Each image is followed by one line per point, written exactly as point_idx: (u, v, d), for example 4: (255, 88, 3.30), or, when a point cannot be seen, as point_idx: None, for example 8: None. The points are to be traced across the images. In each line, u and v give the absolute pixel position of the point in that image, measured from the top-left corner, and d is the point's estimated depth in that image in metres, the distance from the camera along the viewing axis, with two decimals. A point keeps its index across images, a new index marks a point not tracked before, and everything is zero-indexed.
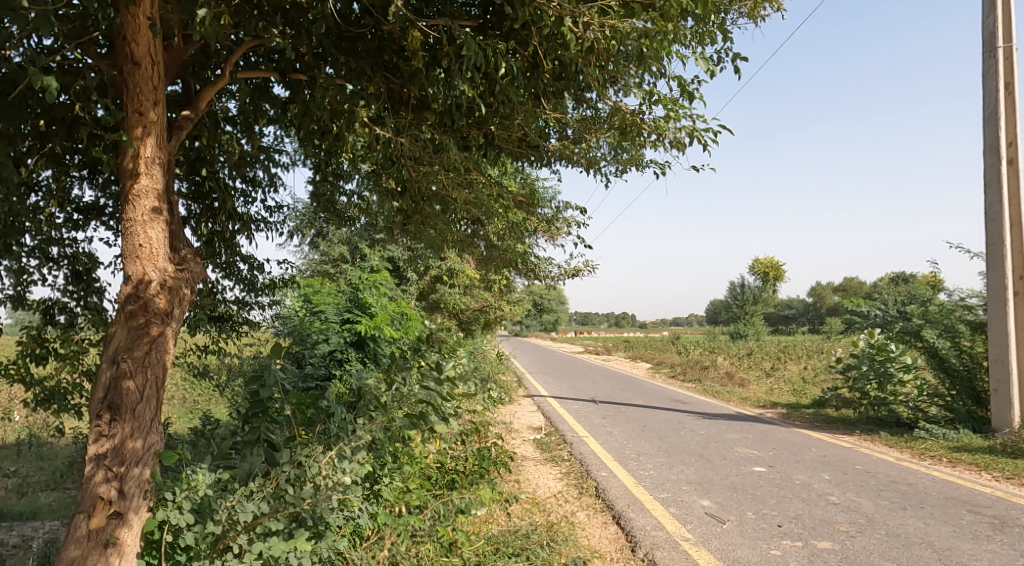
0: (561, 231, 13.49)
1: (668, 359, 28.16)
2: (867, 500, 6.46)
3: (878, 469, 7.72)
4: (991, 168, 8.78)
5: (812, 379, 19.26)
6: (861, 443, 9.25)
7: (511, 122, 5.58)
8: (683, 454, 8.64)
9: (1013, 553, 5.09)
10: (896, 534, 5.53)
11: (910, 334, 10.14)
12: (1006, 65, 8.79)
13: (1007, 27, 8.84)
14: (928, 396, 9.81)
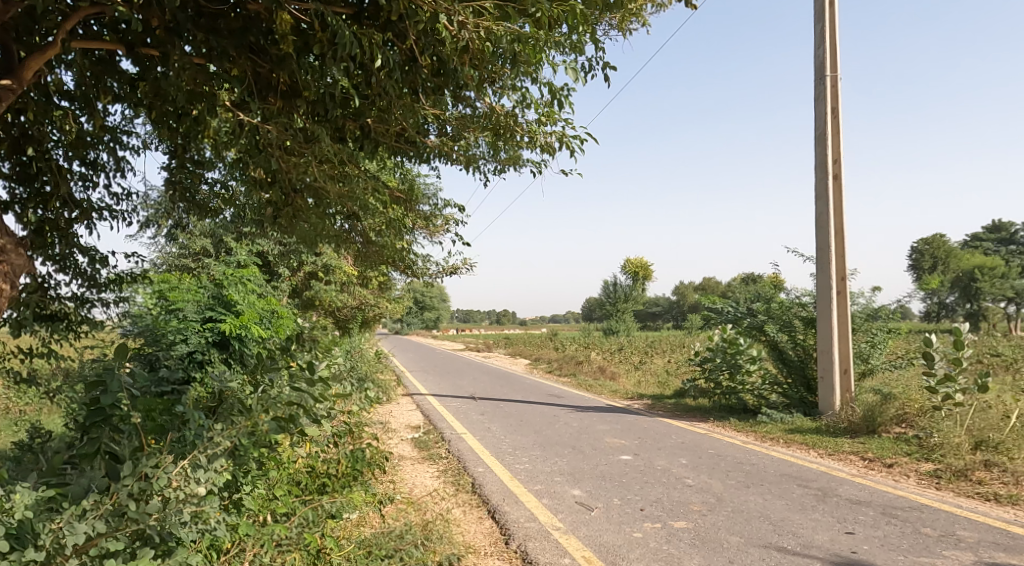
0: (440, 229, 13.41)
1: (546, 355, 28.90)
2: (717, 481, 6.97)
3: (728, 452, 8.37)
4: (821, 182, 9.74)
5: (676, 371, 20.61)
6: (714, 429, 9.99)
7: (389, 116, 5.47)
8: (558, 447, 8.89)
9: (833, 520, 5.69)
10: (740, 509, 6.01)
11: (756, 329, 10.92)
12: (833, 92, 9.79)
13: (834, 58, 9.85)
14: (769, 384, 10.89)
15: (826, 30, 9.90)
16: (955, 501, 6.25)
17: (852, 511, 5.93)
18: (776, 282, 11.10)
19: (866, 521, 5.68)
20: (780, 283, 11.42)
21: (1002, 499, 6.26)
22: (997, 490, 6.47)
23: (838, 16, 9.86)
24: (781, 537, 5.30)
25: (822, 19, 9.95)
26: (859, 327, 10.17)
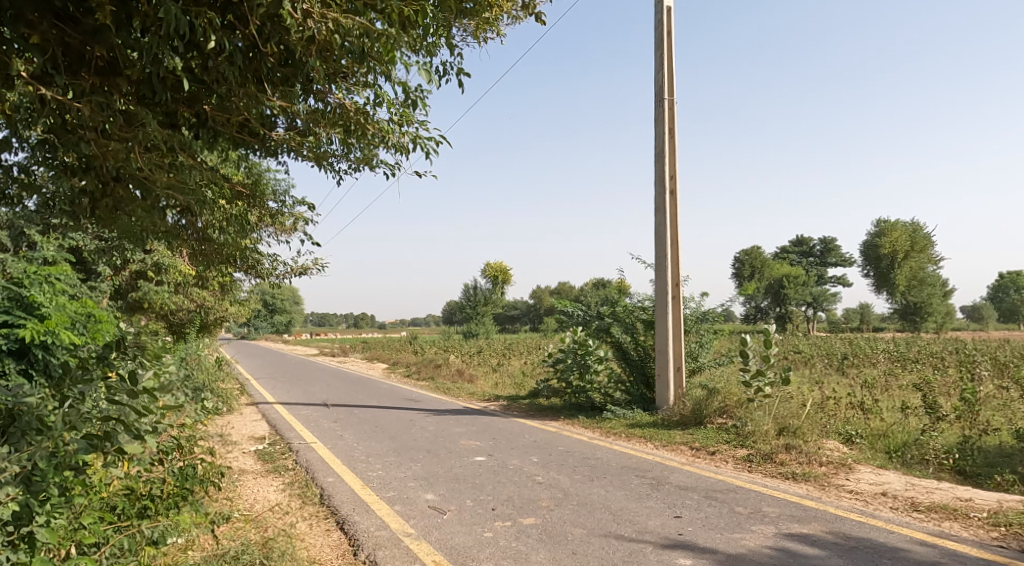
0: (288, 227, 12.75)
1: (404, 359, 28.49)
2: (565, 476, 7.22)
3: (576, 448, 8.71)
4: (659, 196, 10.46)
5: (532, 372, 21.18)
6: (564, 426, 10.37)
7: (229, 104, 5.11)
8: (412, 451, 8.77)
9: (663, 506, 6.11)
10: (585, 502, 6.27)
11: (603, 331, 11.50)
12: (669, 113, 10.55)
13: (671, 82, 10.61)
14: (614, 383, 11.50)
15: (664, 56, 10.65)
16: (763, 481, 6.96)
17: (680, 496, 6.40)
18: (622, 287, 11.92)
19: (691, 505, 6.16)
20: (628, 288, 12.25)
21: (798, 476, 7.08)
22: (795, 469, 7.31)
23: (674, 45, 10.65)
24: (620, 526, 5.60)
25: (661, 46, 10.69)
26: (689, 328, 11.03)
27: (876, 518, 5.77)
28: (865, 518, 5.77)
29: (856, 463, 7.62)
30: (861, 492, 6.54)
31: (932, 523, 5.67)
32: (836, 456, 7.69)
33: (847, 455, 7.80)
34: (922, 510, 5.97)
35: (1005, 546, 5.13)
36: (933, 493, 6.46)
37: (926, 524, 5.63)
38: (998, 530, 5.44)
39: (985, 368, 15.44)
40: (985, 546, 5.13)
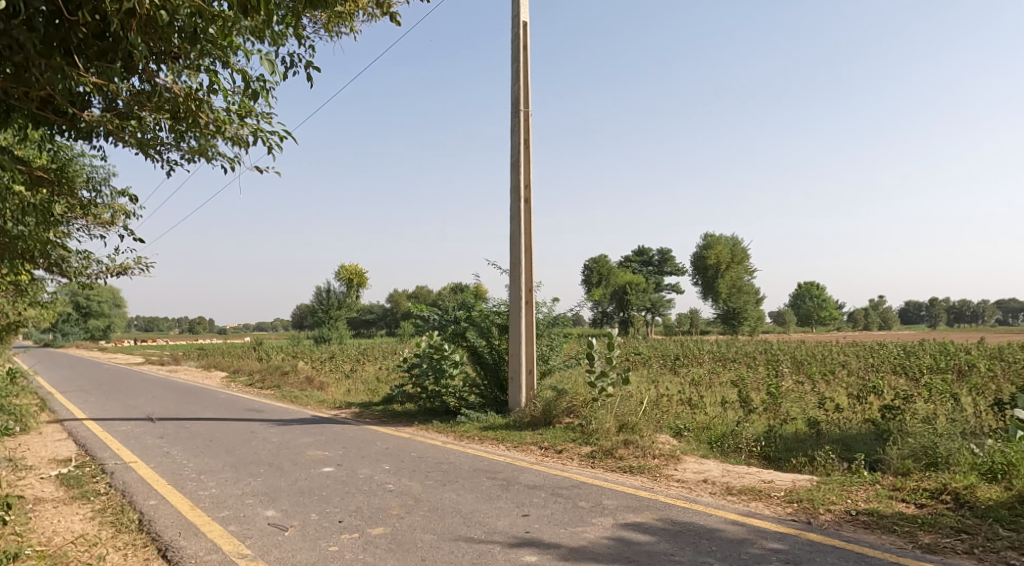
0: (105, 221, 11.34)
1: (247, 366, 26.62)
2: (417, 482, 6.98)
3: (429, 453, 8.49)
4: (515, 205, 10.54)
5: (386, 378, 20.62)
6: (418, 432, 10.10)
7: (28, 76, 4.35)
8: (251, 466, 8.09)
9: (513, 505, 6.08)
10: (436, 507, 6.08)
11: (459, 335, 11.42)
12: (526, 125, 10.67)
13: (527, 95, 10.74)
14: (469, 386, 11.45)
15: (522, 68, 10.76)
16: (604, 475, 7.18)
17: (528, 495, 6.41)
18: (478, 292, 11.75)
19: (538, 503, 6.19)
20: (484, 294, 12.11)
21: (635, 469, 7.38)
22: (631, 463, 7.63)
23: (531, 58, 10.80)
24: (470, 528, 5.48)
25: (519, 59, 10.79)
26: (541, 332, 11.21)
27: (697, 503, 6.12)
28: (689, 504, 6.10)
29: (683, 454, 8.11)
30: (686, 480, 6.94)
31: (741, 504, 6.11)
32: (665, 448, 8.14)
33: (676, 447, 8.29)
34: (734, 493, 6.43)
35: (797, 519, 5.63)
36: (744, 477, 6.98)
37: (737, 505, 6.06)
38: (793, 506, 5.97)
39: (787, 365, 17.32)
40: (782, 520, 5.60)
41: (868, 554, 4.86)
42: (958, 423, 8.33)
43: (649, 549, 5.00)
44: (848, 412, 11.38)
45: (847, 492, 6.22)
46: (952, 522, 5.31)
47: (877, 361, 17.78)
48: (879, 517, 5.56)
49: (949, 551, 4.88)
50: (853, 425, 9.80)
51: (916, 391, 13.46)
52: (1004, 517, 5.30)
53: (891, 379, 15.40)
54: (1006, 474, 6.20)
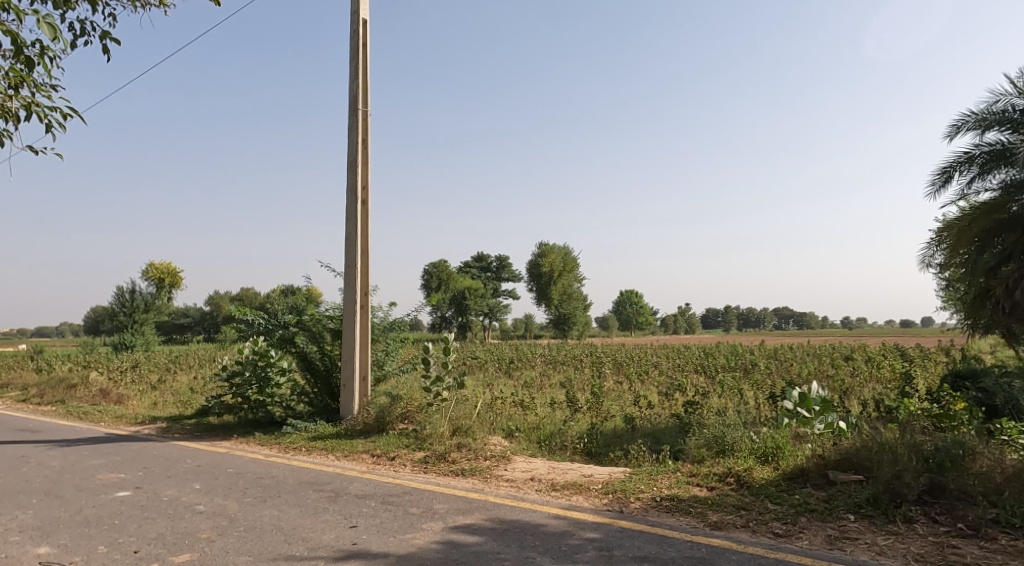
0: None
1: (25, 378, 22.96)
2: (233, 501, 6.29)
3: (249, 468, 7.73)
4: (351, 207, 10.00)
5: (199, 388, 18.79)
6: (237, 446, 9.19)
7: None
8: (23, 496, 6.83)
9: (340, 517, 5.68)
10: (254, 526, 5.50)
11: (288, 341, 10.49)
12: (364, 124, 10.19)
13: (366, 93, 10.28)
14: (297, 395, 10.63)
15: (360, 65, 10.28)
16: (436, 480, 6.97)
17: (357, 505, 6.03)
18: (310, 295, 10.77)
19: (368, 512, 5.83)
20: (316, 296, 11.16)
21: (467, 472, 7.26)
22: (464, 466, 7.50)
23: (370, 56, 10.36)
24: (291, 546, 5.02)
25: (358, 56, 10.31)
26: (378, 337, 10.66)
27: (523, 501, 6.12)
28: (515, 502, 6.07)
29: (513, 454, 8.14)
30: (515, 479, 6.94)
31: (563, 498, 6.20)
32: (496, 449, 8.11)
33: (507, 448, 8.32)
34: (558, 488, 6.51)
35: (611, 509, 5.81)
36: (567, 473, 7.12)
37: (560, 500, 6.14)
38: (608, 497, 6.15)
39: (609, 367, 18.29)
40: (598, 511, 5.75)
41: (667, 535, 5.11)
42: (745, 415, 9.28)
43: (476, 550, 4.88)
44: (658, 409, 12.26)
45: (653, 481, 6.52)
46: (733, 501, 5.76)
47: (683, 361, 19.37)
48: (678, 501, 5.88)
49: (732, 526, 5.28)
50: (661, 420, 10.55)
51: (714, 387, 14.87)
52: (772, 493, 5.86)
53: (696, 378, 16.83)
54: (775, 458, 6.95)
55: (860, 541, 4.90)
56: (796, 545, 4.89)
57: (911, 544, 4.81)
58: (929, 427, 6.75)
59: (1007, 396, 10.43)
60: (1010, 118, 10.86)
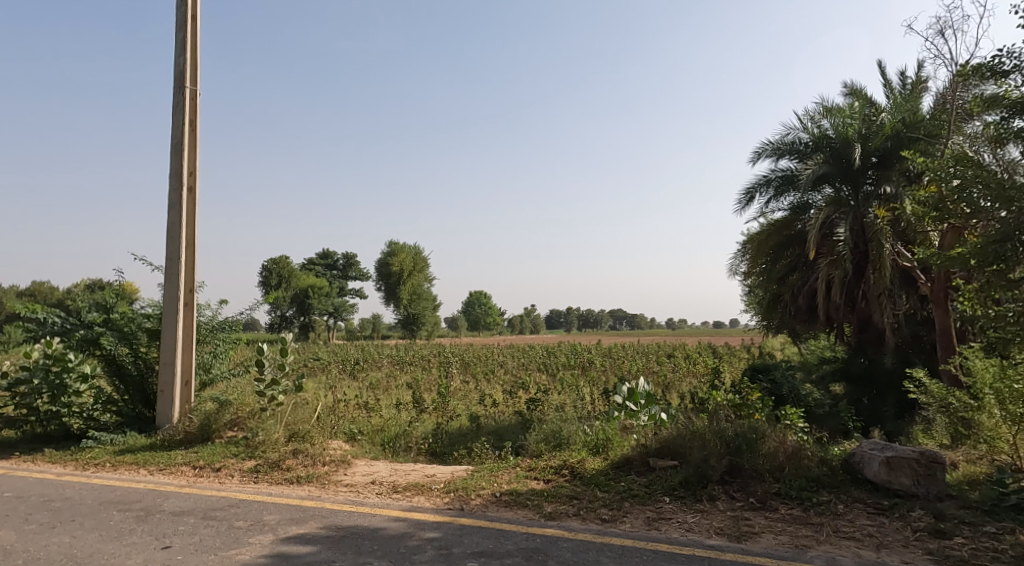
0: None
1: None
2: (12, 530, 5.53)
3: (34, 490, 6.82)
4: (174, 194, 9.21)
5: None
6: (19, 464, 8.08)
7: None
8: None
9: (149, 539, 5.23)
10: (38, 558, 4.90)
11: (89, 343, 9.28)
12: (191, 104, 9.46)
13: (194, 70, 9.53)
14: (102, 403, 9.55)
15: (188, 40, 9.51)
16: (267, 490, 6.61)
17: (172, 523, 5.58)
18: (121, 290, 9.66)
19: (185, 530, 5.43)
20: (129, 290, 10.06)
21: (302, 480, 6.96)
22: (299, 473, 7.19)
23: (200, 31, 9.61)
24: None
25: (185, 28, 9.51)
26: (203, 338, 9.90)
27: (362, 506, 6.00)
28: (354, 507, 5.94)
29: (354, 458, 7.95)
30: (354, 484, 6.78)
31: (404, 500, 6.17)
32: (337, 453, 7.88)
33: (348, 452, 8.07)
34: (399, 490, 6.45)
35: (452, 507, 5.89)
36: (410, 474, 7.07)
37: (400, 502, 6.11)
38: (449, 495, 6.22)
39: (455, 366, 18.45)
40: (439, 510, 5.80)
41: (505, 528, 5.29)
42: (580, 410, 9.86)
43: (309, 560, 4.74)
44: (502, 406, 12.64)
45: (493, 477, 6.67)
46: (568, 491, 6.09)
47: (526, 360, 20.06)
48: (516, 495, 6.09)
49: (564, 515, 5.58)
50: (505, 417, 10.90)
51: (553, 384, 15.55)
52: (601, 481, 6.26)
53: (537, 376, 17.50)
54: (604, 449, 7.42)
55: (674, 520, 5.39)
56: (619, 528, 5.27)
57: (714, 519, 5.38)
58: (730, 415, 7.58)
59: (790, 387, 12.01)
60: (798, 149, 13.66)
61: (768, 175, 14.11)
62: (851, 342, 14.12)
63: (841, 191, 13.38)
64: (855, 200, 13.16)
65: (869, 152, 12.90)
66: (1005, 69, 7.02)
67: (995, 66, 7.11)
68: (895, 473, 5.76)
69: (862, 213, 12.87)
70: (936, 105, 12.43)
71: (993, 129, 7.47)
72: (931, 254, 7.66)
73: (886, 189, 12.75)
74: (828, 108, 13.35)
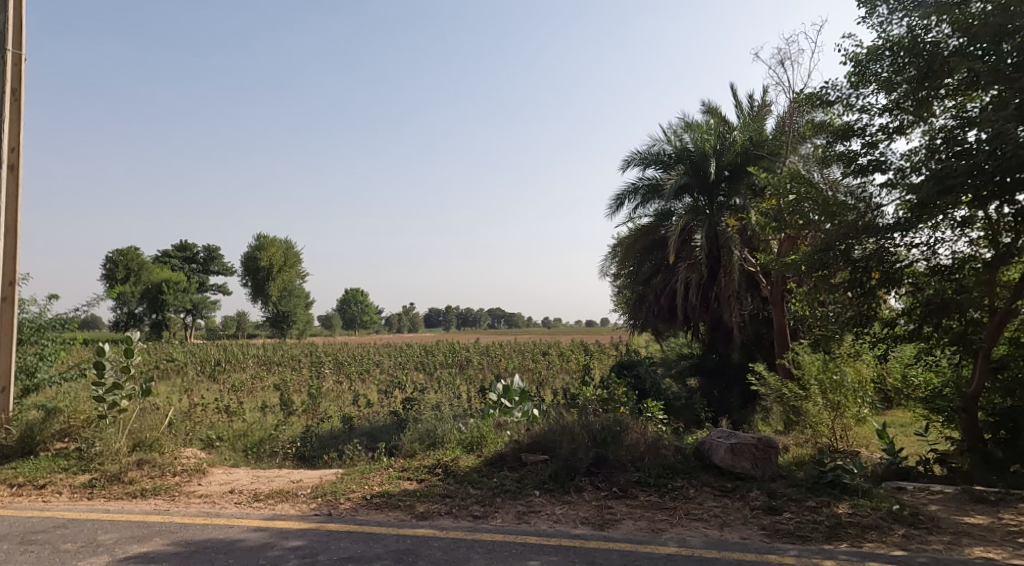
0: None
1: None
2: None
3: None
4: None
5: None
6: None
7: None
8: None
9: None
10: None
11: None
12: (13, 71, 8.16)
13: (18, 31, 8.24)
14: None
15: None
16: (103, 507, 6.08)
17: None
18: None
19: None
20: None
21: (148, 493, 6.47)
22: (144, 485, 6.69)
23: None
24: None
25: None
26: (26, 338, 8.95)
27: (218, 517, 5.68)
28: (209, 520, 5.62)
29: (211, 467, 7.50)
30: (210, 494, 6.40)
31: (267, 509, 5.91)
32: (191, 463, 7.42)
33: (203, 460, 7.60)
34: (261, 499, 6.17)
35: (319, 513, 5.75)
36: (274, 480, 6.78)
37: (262, 511, 5.84)
38: (317, 501, 6.05)
39: (328, 366, 17.91)
40: (304, 517, 5.64)
41: (374, 531, 5.26)
42: (454, 408, 9.98)
43: None
44: (376, 406, 12.52)
45: (364, 479, 6.59)
46: (440, 490, 6.15)
47: (403, 359, 19.89)
48: (387, 496, 6.06)
49: (436, 514, 5.63)
50: (379, 417, 10.82)
51: (429, 383, 15.50)
52: (473, 479, 6.39)
53: (414, 374, 17.40)
54: (478, 446, 7.55)
55: (543, 513, 5.60)
56: (490, 523, 5.41)
57: (580, 510, 5.66)
58: (597, 409, 8.00)
59: (652, 381, 12.82)
60: (662, 160, 14.50)
61: (636, 184, 14.91)
62: (704, 339, 15.25)
63: (698, 201, 14.32)
64: (710, 210, 14.20)
65: (722, 166, 14.02)
66: (830, 98, 7.91)
67: (823, 96, 7.98)
68: (738, 457, 6.35)
69: (716, 222, 13.93)
70: (777, 127, 13.74)
71: (821, 152, 8.39)
72: (770, 261, 8.48)
73: (736, 202, 13.97)
74: (688, 124, 14.34)
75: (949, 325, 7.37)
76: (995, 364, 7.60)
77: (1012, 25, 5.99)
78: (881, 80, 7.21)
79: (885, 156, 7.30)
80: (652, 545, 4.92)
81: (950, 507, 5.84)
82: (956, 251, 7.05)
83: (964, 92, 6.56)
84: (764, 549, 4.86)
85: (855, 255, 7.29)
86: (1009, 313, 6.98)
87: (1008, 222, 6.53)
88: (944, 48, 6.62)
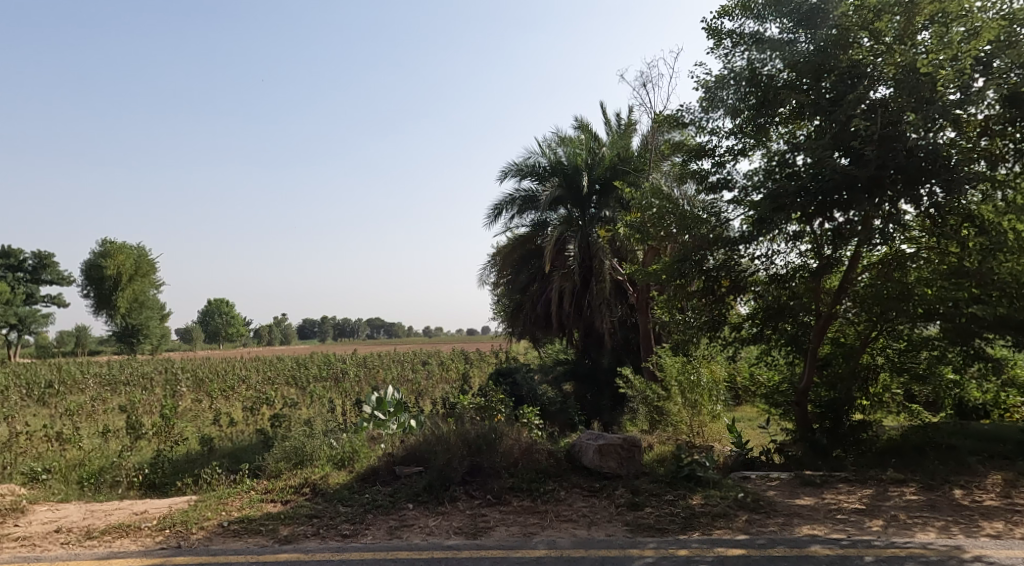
0: None
1: None
2: None
3: None
4: None
5: None
6: None
7: None
8: None
9: None
10: None
11: None
12: None
13: None
14: None
15: None
16: None
17: None
18: None
19: None
20: None
21: None
22: None
23: None
24: None
25: None
26: None
27: (39, 562, 5.09)
28: None
29: (31, 504, 6.57)
30: (29, 535, 5.64)
31: (100, 547, 5.37)
32: (5, 500, 6.42)
33: (22, 497, 6.65)
34: (95, 536, 5.57)
35: (166, 546, 5.34)
36: (112, 514, 6.14)
37: (95, 550, 5.30)
38: (163, 533, 5.60)
39: (185, 384, 16.64)
40: (148, 552, 5.22)
41: (232, 560, 4.99)
42: (325, 422, 9.70)
43: None
44: (241, 425, 11.97)
45: (222, 505, 6.21)
46: (307, 510, 5.95)
47: (273, 373, 18.98)
48: (248, 521, 5.77)
49: (301, 537, 5.45)
50: (242, 437, 10.31)
51: (298, 397, 14.91)
52: (344, 496, 6.24)
53: (283, 390, 16.63)
54: (350, 460, 7.42)
55: (416, 526, 5.58)
56: (361, 541, 5.32)
57: (454, 519, 5.70)
58: (473, 416, 8.15)
59: (529, 388, 13.09)
60: (538, 172, 14.90)
61: (512, 195, 15.23)
62: (577, 344, 15.86)
63: (573, 213, 14.89)
64: (583, 220, 14.79)
65: (594, 179, 14.74)
66: (686, 120, 8.52)
67: (678, 118, 8.59)
68: (605, 458, 6.65)
69: (587, 234, 14.52)
70: (641, 145, 14.50)
71: (678, 169, 9.02)
72: (634, 270, 8.90)
73: (606, 214, 14.65)
74: (562, 139, 14.85)
75: (786, 327, 8.20)
76: (821, 362, 8.53)
77: (828, 65, 6.88)
78: (728, 105, 7.83)
79: (731, 175, 7.97)
80: (522, 550, 5.04)
81: (785, 491, 6.45)
82: (789, 260, 7.82)
83: (793, 120, 7.46)
84: (626, 545, 5.12)
85: (707, 264, 8.00)
86: (829, 317, 7.70)
87: (827, 235, 7.17)
88: (777, 80, 7.38)
